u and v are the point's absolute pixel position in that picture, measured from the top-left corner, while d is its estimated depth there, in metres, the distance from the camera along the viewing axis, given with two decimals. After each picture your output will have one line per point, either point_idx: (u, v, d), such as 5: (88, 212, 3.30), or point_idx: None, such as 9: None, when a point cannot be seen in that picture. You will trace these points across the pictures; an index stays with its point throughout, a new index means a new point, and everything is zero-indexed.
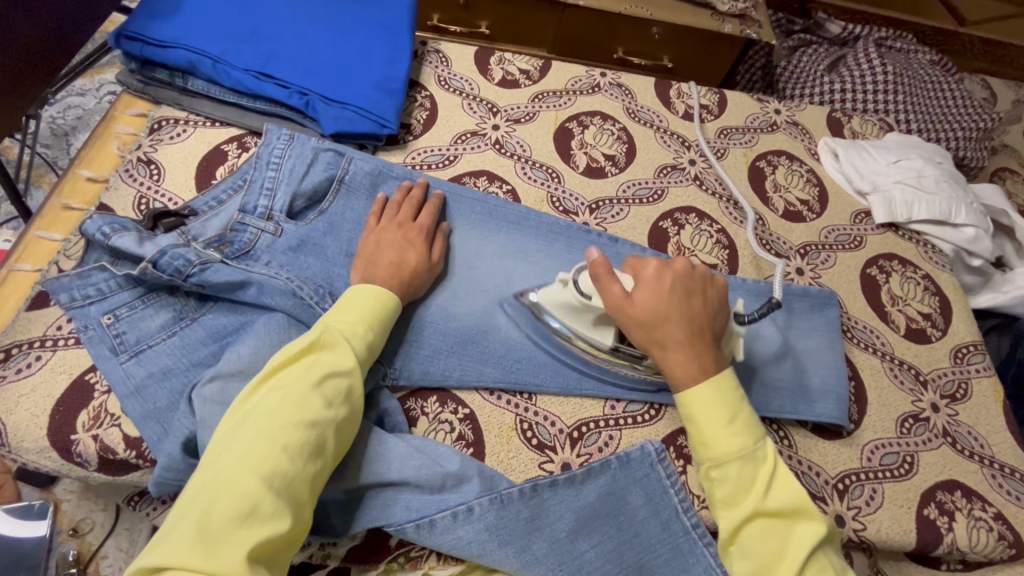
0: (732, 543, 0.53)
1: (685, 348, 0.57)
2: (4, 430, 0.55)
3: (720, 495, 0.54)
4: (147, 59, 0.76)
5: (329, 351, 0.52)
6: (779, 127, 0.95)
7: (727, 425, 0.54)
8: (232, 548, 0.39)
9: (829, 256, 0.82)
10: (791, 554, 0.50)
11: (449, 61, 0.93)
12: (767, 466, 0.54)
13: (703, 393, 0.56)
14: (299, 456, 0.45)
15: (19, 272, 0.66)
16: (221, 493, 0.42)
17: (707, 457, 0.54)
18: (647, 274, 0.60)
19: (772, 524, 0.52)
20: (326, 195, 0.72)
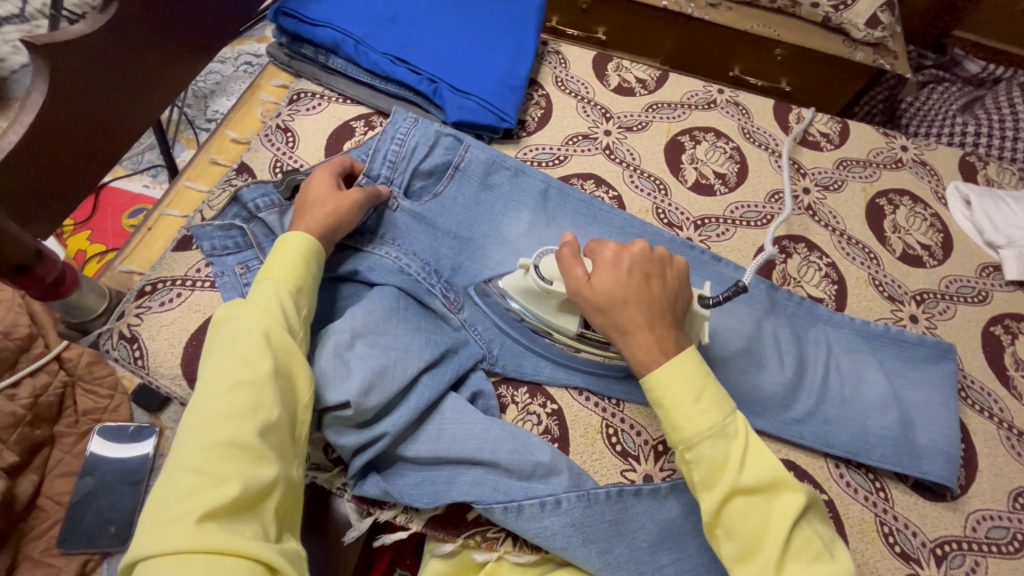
0: (717, 525, 0.48)
1: (648, 329, 0.54)
2: (146, 355, 0.61)
3: (698, 478, 0.49)
4: (297, 35, 0.82)
5: (245, 311, 0.50)
6: (905, 164, 0.90)
7: (694, 404, 0.50)
8: (178, 525, 0.38)
9: (949, 307, 0.77)
10: (774, 533, 0.46)
11: (568, 63, 0.94)
12: (739, 444, 0.49)
13: (667, 371, 0.51)
14: (228, 419, 0.43)
15: (169, 217, 0.73)
16: (168, 485, 0.41)
17: (678, 438, 0.50)
18: (604, 257, 0.57)
19: (755, 498, 0.48)
20: (441, 179, 0.75)
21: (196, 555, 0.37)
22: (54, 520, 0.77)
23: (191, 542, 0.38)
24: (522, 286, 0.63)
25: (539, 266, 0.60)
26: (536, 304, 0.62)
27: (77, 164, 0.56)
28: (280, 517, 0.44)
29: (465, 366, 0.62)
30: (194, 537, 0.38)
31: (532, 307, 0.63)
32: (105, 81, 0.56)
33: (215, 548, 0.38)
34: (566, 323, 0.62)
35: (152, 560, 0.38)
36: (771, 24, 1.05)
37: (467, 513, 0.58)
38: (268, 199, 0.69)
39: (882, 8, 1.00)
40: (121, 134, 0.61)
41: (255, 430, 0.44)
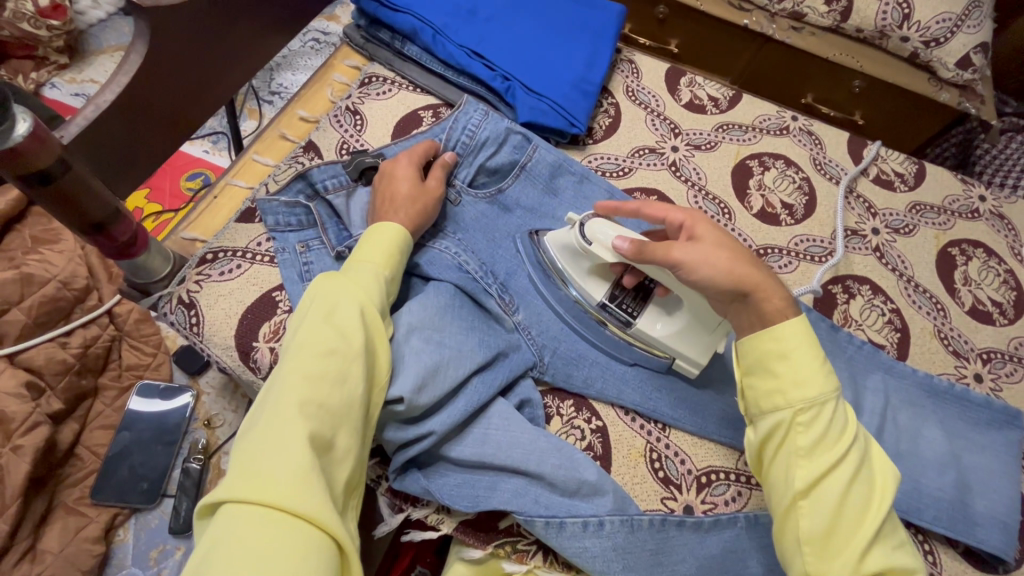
0: (806, 497, 0.45)
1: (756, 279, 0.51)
2: (202, 323, 0.62)
3: (804, 443, 0.45)
4: (376, 19, 0.83)
5: (344, 285, 0.52)
6: (981, 216, 0.86)
7: (849, 437, 0.46)
8: (276, 478, 0.39)
9: (1016, 370, 0.74)
10: (873, 513, 0.44)
11: (640, 73, 0.92)
12: (849, 416, 0.47)
13: (791, 329, 0.48)
14: (324, 385, 0.45)
15: (234, 187, 0.74)
16: (263, 434, 0.41)
17: (809, 479, 0.45)
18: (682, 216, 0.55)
19: (892, 555, 0.44)
20: (506, 177, 0.74)
21: (284, 510, 0.38)
22: (89, 470, 0.78)
23: (286, 500, 0.38)
24: (563, 240, 0.63)
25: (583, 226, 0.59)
26: (570, 263, 0.63)
27: (159, 127, 0.56)
28: (348, 492, 0.44)
29: (516, 372, 0.61)
30: (285, 492, 0.38)
31: (568, 266, 0.63)
32: (200, 49, 0.57)
33: (305, 513, 0.38)
34: (594, 289, 0.62)
35: (242, 504, 0.38)
36: (854, 54, 1.02)
37: (501, 521, 0.56)
38: (337, 181, 0.69)
39: (976, 49, 0.94)
40: (206, 101, 0.61)
41: (342, 401, 0.45)
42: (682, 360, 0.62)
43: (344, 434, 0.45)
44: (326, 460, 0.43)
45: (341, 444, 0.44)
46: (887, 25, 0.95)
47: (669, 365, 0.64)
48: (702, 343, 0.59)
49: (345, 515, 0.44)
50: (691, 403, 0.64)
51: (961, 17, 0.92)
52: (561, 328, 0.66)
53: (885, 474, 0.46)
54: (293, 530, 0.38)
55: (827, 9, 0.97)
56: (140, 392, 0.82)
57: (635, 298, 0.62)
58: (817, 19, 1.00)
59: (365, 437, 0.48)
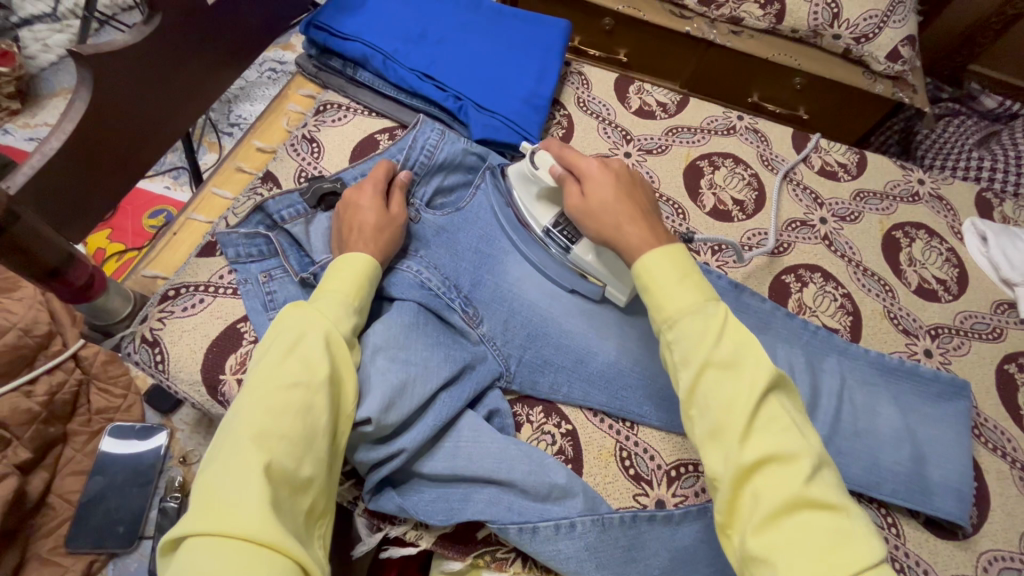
0: (691, 406, 0.47)
1: (639, 222, 0.57)
2: (166, 359, 0.62)
3: (677, 355, 0.49)
4: (327, 48, 0.84)
5: (308, 315, 0.53)
6: (921, 198, 0.91)
7: (714, 343, 0.47)
8: (238, 509, 0.39)
9: (963, 343, 0.78)
10: (743, 402, 0.45)
11: (590, 84, 0.95)
12: (720, 318, 0.49)
13: (655, 258, 0.53)
14: (287, 416, 0.45)
15: (194, 221, 0.74)
16: (222, 467, 0.42)
17: (685, 387, 0.47)
18: (592, 166, 0.61)
19: (774, 440, 0.44)
20: (464, 195, 0.76)
21: (247, 541, 0.38)
22: (61, 519, 0.77)
23: (249, 532, 0.39)
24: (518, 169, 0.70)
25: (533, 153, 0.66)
26: (523, 191, 0.70)
27: (109, 169, 0.56)
28: (310, 522, 0.45)
29: (485, 384, 0.63)
30: (247, 523, 0.39)
31: (520, 192, 0.70)
32: (146, 90, 0.58)
33: (269, 544, 0.39)
34: (540, 215, 0.68)
35: (203, 537, 0.39)
36: (791, 53, 1.06)
37: (478, 531, 0.57)
38: (295, 210, 0.70)
39: (903, 42, 1.00)
40: (156, 140, 0.62)
41: (305, 430, 0.46)
42: (611, 286, 0.67)
43: (309, 464, 0.45)
44: (290, 489, 0.43)
45: (306, 472, 0.45)
46: (819, 24, 1.01)
47: (602, 292, 0.69)
48: (622, 266, 0.65)
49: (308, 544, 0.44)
50: (658, 399, 0.66)
51: (887, 13, 0.98)
52: (526, 335, 0.68)
53: (759, 364, 0.46)
54: (256, 561, 0.38)
55: (762, 12, 1.02)
56: (112, 432, 0.81)
57: (573, 226, 0.67)
58: (754, 22, 1.04)
59: (331, 465, 0.49)
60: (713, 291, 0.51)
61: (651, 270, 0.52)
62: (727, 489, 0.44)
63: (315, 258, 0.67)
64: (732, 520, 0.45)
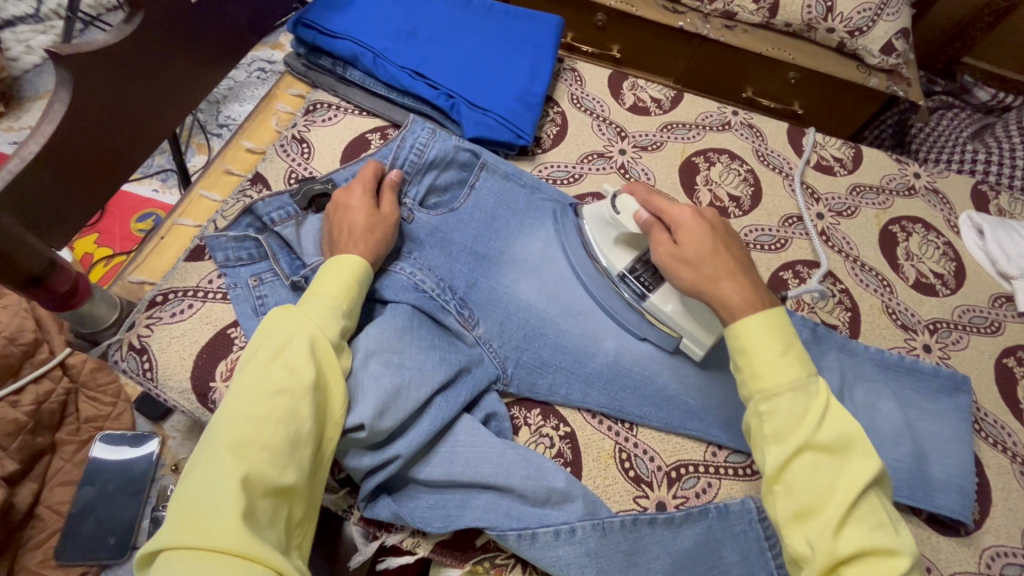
0: (777, 482, 0.47)
1: (737, 281, 0.55)
2: (155, 367, 0.60)
3: (770, 430, 0.48)
4: (315, 46, 0.82)
5: (295, 319, 0.52)
6: (918, 192, 0.90)
7: (815, 426, 0.47)
8: (216, 522, 0.39)
9: (961, 338, 0.77)
10: (840, 495, 0.45)
11: (584, 80, 0.94)
12: (821, 400, 0.48)
13: (757, 324, 0.51)
14: (270, 425, 0.44)
15: (182, 225, 0.73)
16: (200, 477, 0.41)
17: (775, 465, 0.47)
18: (686, 217, 0.58)
19: (868, 535, 0.44)
20: (456, 195, 0.75)
21: (223, 555, 0.38)
22: (51, 531, 0.76)
23: (224, 546, 0.38)
24: (596, 213, 0.68)
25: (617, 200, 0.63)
26: (599, 233, 0.67)
27: (92, 173, 0.55)
28: (291, 532, 0.44)
29: (479, 387, 0.61)
30: (224, 536, 0.38)
31: (596, 237, 0.67)
32: (128, 90, 0.56)
33: (245, 558, 0.38)
34: (617, 260, 0.66)
35: (179, 550, 0.38)
36: (785, 47, 1.06)
37: (477, 538, 0.56)
38: (285, 212, 0.69)
39: (898, 35, 0.99)
40: (140, 142, 0.60)
41: (287, 436, 0.45)
42: (688, 338, 0.64)
43: (293, 473, 0.44)
44: (270, 498, 0.43)
45: (288, 481, 0.44)
46: (813, 18, 1.00)
47: (676, 343, 0.66)
48: (709, 320, 0.62)
49: (287, 553, 0.43)
50: (657, 399, 0.65)
51: (880, 7, 0.97)
52: (523, 336, 0.67)
53: (862, 463, 0.46)
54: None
55: (755, 6, 1.01)
56: (104, 438, 0.80)
57: (653, 274, 0.64)
58: (748, 17, 1.03)
59: (316, 473, 0.48)
60: (813, 368, 0.50)
61: (750, 337, 0.51)
62: (813, 575, 0.44)
63: (305, 261, 0.66)
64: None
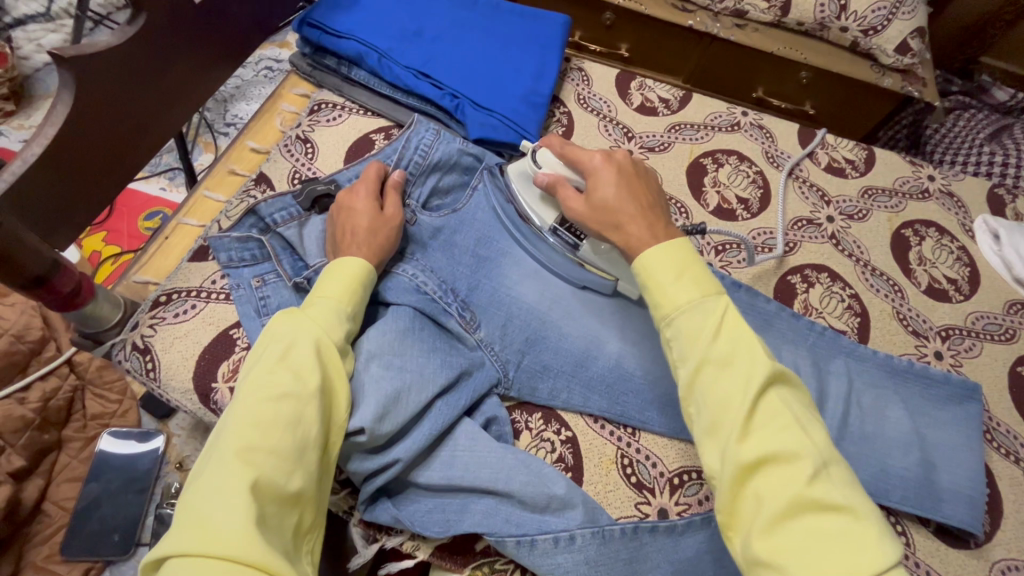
0: (689, 402, 0.47)
1: (641, 221, 0.56)
2: (158, 367, 0.60)
3: (675, 353, 0.49)
4: (321, 46, 0.82)
5: (300, 323, 0.52)
6: (931, 195, 0.88)
7: (711, 338, 0.47)
8: (225, 528, 0.38)
9: (975, 345, 0.75)
10: (739, 403, 0.44)
11: (591, 80, 0.93)
12: (718, 313, 0.48)
13: (651, 253, 0.52)
14: (276, 429, 0.44)
15: (186, 225, 0.73)
16: (207, 483, 0.41)
17: (683, 384, 0.47)
18: (594, 162, 0.61)
19: (772, 439, 0.43)
20: (460, 198, 0.75)
21: (232, 562, 0.37)
22: (58, 526, 0.78)
23: (233, 551, 0.37)
24: (520, 169, 0.69)
25: (535, 154, 0.66)
26: (526, 193, 0.69)
27: (95, 173, 0.55)
28: (298, 539, 0.44)
29: (481, 391, 0.61)
30: (232, 542, 0.38)
31: (523, 195, 0.69)
32: (131, 92, 0.56)
33: (255, 565, 0.38)
34: (544, 215, 0.68)
35: (186, 557, 0.38)
36: (797, 46, 1.04)
37: (475, 542, 0.56)
38: (288, 213, 0.69)
39: (913, 35, 0.97)
40: (143, 142, 0.60)
41: (294, 441, 0.45)
42: (623, 281, 0.67)
43: (299, 478, 0.44)
44: (278, 504, 0.42)
45: (295, 486, 0.44)
46: (826, 17, 0.98)
47: (615, 287, 0.69)
48: (623, 261, 0.64)
49: (296, 559, 0.43)
50: (661, 405, 0.65)
51: (896, 5, 0.95)
52: (525, 339, 0.66)
53: (755, 366, 0.45)
54: None
55: (767, 5, 1.00)
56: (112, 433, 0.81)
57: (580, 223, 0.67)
58: (759, 15, 1.02)
59: (322, 478, 0.48)
60: (713, 286, 0.50)
61: (648, 267, 0.52)
62: (726, 490, 0.43)
63: (307, 262, 0.65)
64: (733, 519, 0.44)
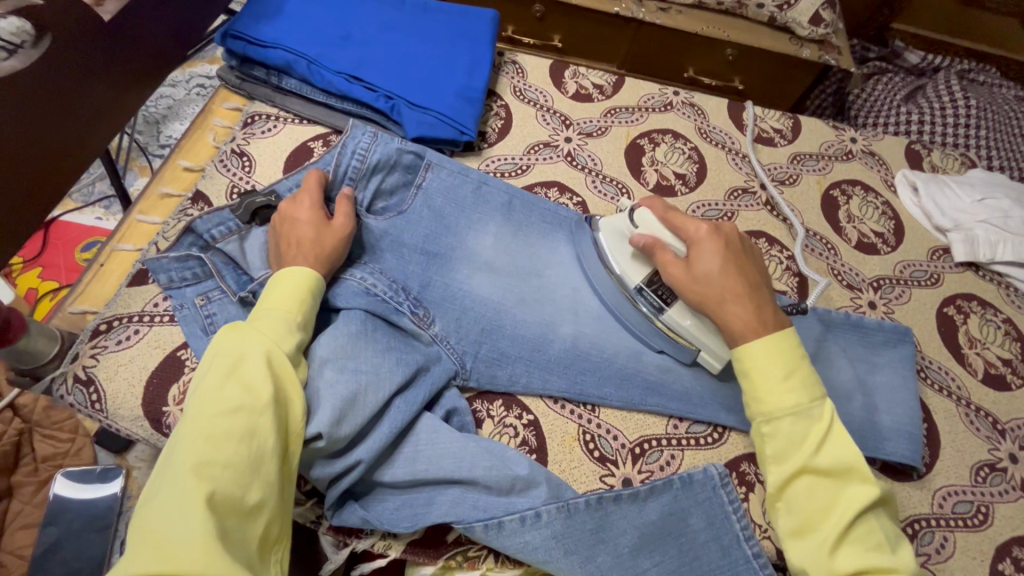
0: (779, 499, 0.53)
1: (747, 303, 0.59)
2: (103, 397, 0.59)
3: (771, 450, 0.54)
4: (246, 57, 0.81)
5: (245, 338, 0.51)
6: (855, 156, 0.93)
7: (815, 451, 0.52)
8: (180, 544, 0.38)
9: (904, 292, 0.80)
10: (836, 514, 0.51)
11: (525, 72, 0.95)
12: (823, 425, 0.53)
13: (761, 347, 0.56)
14: (230, 442, 0.44)
15: (122, 251, 0.71)
16: (159, 508, 0.40)
17: (775, 484, 0.53)
18: (700, 232, 0.62)
19: (865, 554, 0.49)
20: (404, 198, 0.75)
21: None
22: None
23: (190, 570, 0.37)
24: (614, 226, 0.69)
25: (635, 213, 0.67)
26: (618, 249, 0.68)
27: (10, 204, 0.53)
28: (262, 550, 0.44)
29: (439, 385, 0.62)
30: (190, 560, 0.37)
31: (614, 251, 0.69)
32: (41, 116, 0.54)
33: None
34: (634, 272, 0.67)
35: None
36: (719, 25, 1.08)
37: (448, 533, 0.56)
38: (225, 228, 0.67)
39: (824, 6, 1.03)
40: (63, 168, 0.58)
41: (250, 453, 0.45)
42: (706, 352, 0.65)
43: (256, 491, 0.44)
44: (236, 516, 0.42)
45: (253, 498, 0.43)
46: None
47: (694, 356, 0.67)
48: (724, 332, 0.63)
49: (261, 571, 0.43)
50: (618, 378, 0.67)
51: None
52: (480, 329, 0.67)
53: (860, 490, 0.51)
54: None
55: None
56: (64, 475, 0.78)
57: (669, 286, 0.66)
58: None
59: (283, 488, 0.48)
60: (818, 391, 0.55)
61: (754, 363, 0.55)
62: None
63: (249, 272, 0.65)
64: None
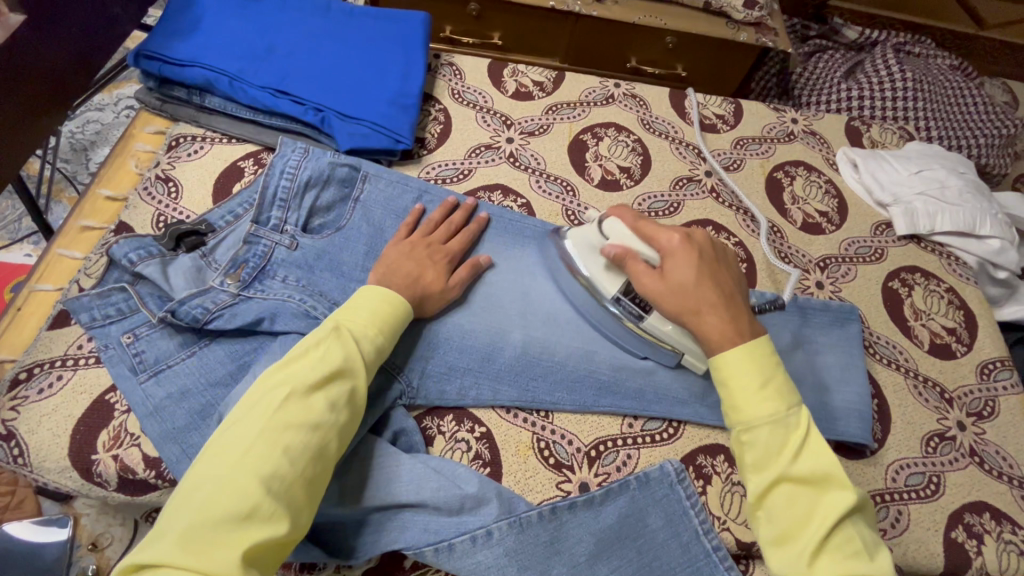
0: (759, 508, 0.51)
1: (721, 314, 0.57)
2: (26, 450, 0.56)
3: (750, 459, 0.52)
4: (164, 78, 0.77)
5: (336, 349, 0.51)
6: (797, 136, 0.94)
7: (791, 460, 0.50)
8: (226, 552, 0.40)
9: (850, 269, 0.81)
10: (815, 522, 0.48)
11: (463, 73, 0.93)
12: (799, 434, 0.51)
13: (736, 356, 0.54)
14: (299, 459, 0.46)
15: (41, 292, 0.67)
16: (217, 496, 0.42)
17: (755, 493, 0.51)
18: (672, 243, 0.61)
19: (842, 565, 0.47)
20: (342, 213, 0.72)
21: None
22: None
23: None
24: (582, 238, 0.68)
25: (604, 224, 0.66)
26: (589, 259, 0.67)
27: None
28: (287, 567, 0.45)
29: (384, 406, 0.60)
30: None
31: (585, 263, 0.67)
32: None
33: None
34: (608, 283, 0.65)
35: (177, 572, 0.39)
36: (656, 13, 1.08)
37: (403, 558, 0.55)
38: (144, 252, 0.63)
39: None
40: None
41: (309, 476, 0.46)
42: (688, 356, 0.65)
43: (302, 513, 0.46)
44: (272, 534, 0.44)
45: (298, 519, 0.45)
46: None
47: (679, 360, 0.67)
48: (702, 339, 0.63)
49: None
50: (570, 381, 0.66)
51: None
52: (426, 344, 0.65)
53: (837, 497, 0.49)
54: None
55: None
56: None
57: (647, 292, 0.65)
58: None
59: None
60: (795, 399, 0.53)
61: (733, 366, 0.54)
62: None
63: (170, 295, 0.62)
64: None
